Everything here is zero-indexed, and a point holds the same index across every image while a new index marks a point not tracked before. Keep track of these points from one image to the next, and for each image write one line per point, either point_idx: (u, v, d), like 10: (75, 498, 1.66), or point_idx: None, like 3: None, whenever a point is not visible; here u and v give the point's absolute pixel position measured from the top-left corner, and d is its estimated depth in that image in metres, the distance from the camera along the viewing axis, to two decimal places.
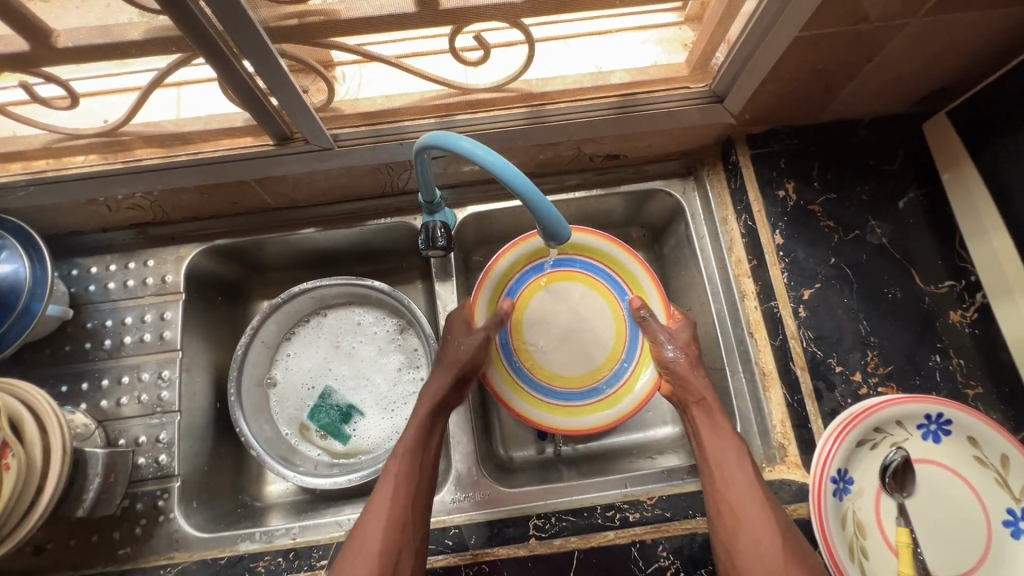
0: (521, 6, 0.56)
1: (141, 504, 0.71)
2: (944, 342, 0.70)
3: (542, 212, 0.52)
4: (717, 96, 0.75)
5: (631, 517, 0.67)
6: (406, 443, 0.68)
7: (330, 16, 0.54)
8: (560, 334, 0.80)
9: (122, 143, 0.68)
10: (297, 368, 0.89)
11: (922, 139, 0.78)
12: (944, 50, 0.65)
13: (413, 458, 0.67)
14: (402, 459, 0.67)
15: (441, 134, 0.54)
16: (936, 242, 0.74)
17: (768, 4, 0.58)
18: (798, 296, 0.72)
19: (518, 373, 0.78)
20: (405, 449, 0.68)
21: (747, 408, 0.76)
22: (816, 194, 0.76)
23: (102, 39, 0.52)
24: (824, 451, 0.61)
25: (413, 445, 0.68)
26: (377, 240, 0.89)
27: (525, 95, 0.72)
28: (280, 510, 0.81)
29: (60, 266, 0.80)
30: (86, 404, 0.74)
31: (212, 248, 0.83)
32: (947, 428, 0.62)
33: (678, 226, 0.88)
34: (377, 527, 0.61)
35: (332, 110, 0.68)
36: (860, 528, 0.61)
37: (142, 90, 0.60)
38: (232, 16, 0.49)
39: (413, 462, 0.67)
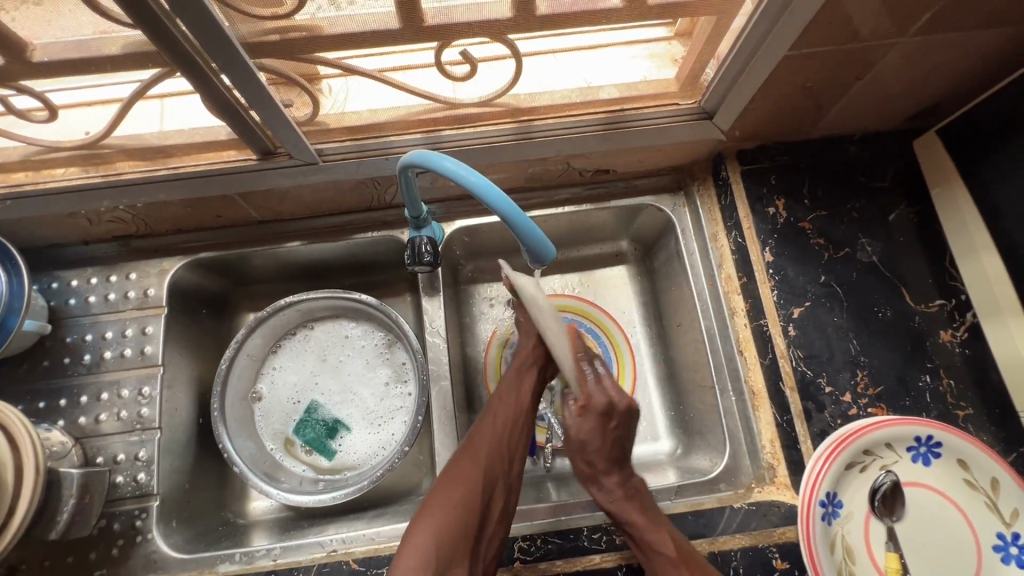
0: (508, 23, 0.55)
1: (119, 523, 0.70)
2: (934, 361, 0.69)
3: (524, 231, 0.53)
4: (706, 112, 0.74)
5: (617, 540, 0.66)
6: (507, 410, 0.69)
7: (312, 31, 0.53)
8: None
9: (102, 156, 0.67)
10: (283, 382, 0.87)
11: (913, 156, 0.77)
12: (934, 69, 0.64)
13: (511, 423, 0.69)
14: (494, 423, 0.68)
15: (425, 152, 0.54)
16: (926, 261, 0.73)
17: (756, 21, 0.58)
18: (788, 314, 0.72)
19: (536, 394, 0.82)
20: (507, 415, 0.69)
21: (736, 428, 0.74)
22: (806, 211, 0.76)
23: (78, 53, 0.51)
24: (814, 472, 0.60)
25: (503, 413, 0.69)
26: (364, 253, 0.88)
27: (513, 110, 0.71)
28: (263, 529, 0.80)
29: (39, 279, 0.79)
30: (63, 421, 0.73)
31: (195, 261, 0.82)
32: (937, 450, 0.62)
33: (668, 240, 0.87)
34: (467, 479, 0.63)
35: (316, 124, 0.68)
36: (849, 552, 0.61)
37: (123, 102, 0.59)
38: (209, 29, 0.48)
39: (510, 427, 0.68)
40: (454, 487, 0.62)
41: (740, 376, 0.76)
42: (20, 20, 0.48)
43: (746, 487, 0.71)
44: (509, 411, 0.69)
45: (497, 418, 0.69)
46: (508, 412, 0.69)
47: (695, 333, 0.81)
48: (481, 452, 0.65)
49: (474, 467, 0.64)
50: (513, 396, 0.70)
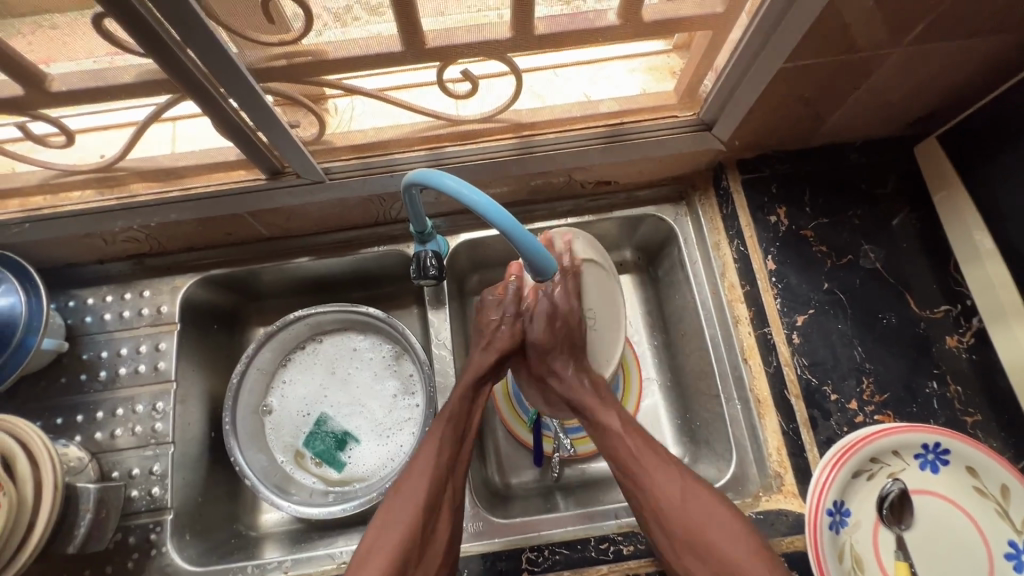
0: (507, 43, 0.57)
1: (134, 537, 0.71)
2: (941, 367, 0.69)
3: (524, 243, 0.53)
4: (705, 123, 0.75)
5: (624, 550, 0.66)
6: (427, 457, 0.65)
7: (317, 56, 0.55)
8: (597, 324, 0.71)
9: (117, 179, 0.69)
10: (293, 395, 0.89)
11: (913, 162, 0.77)
12: (931, 77, 0.65)
13: (434, 472, 0.64)
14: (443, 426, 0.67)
15: (427, 170, 0.55)
16: (931, 267, 0.73)
17: (752, 35, 0.58)
18: (791, 322, 0.72)
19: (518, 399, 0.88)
20: (428, 463, 0.64)
21: (742, 436, 0.74)
22: (807, 219, 0.76)
23: (95, 82, 0.54)
24: (821, 480, 0.60)
25: (455, 420, 0.68)
26: (371, 267, 0.89)
27: (515, 126, 0.73)
28: (274, 541, 0.81)
29: (57, 297, 0.81)
30: (80, 437, 0.75)
31: (207, 278, 0.83)
32: (945, 457, 0.61)
33: (670, 250, 0.87)
34: (419, 485, 0.63)
35: (322, 143, 0.69)
36: (858, 562, 0.60)
37: (138, 125, 0.61)
38: (216, 53, 0.50)
39: (436, 473, 0.64)
40: (375, 554, 0.58)
41: (745, 384, 0.75)
42: (40, 51, 0.50)
43: (753, 496, 0.71)
44: (446, 415, 0.68)
45: (417, 470, 0.64)
46: (428, 455, 0.65)
47: (700, 342, 0.81)
48: (400, 508, 0.61)
49: (423, 475, 0.63)
50: (435, 444, 0.66)
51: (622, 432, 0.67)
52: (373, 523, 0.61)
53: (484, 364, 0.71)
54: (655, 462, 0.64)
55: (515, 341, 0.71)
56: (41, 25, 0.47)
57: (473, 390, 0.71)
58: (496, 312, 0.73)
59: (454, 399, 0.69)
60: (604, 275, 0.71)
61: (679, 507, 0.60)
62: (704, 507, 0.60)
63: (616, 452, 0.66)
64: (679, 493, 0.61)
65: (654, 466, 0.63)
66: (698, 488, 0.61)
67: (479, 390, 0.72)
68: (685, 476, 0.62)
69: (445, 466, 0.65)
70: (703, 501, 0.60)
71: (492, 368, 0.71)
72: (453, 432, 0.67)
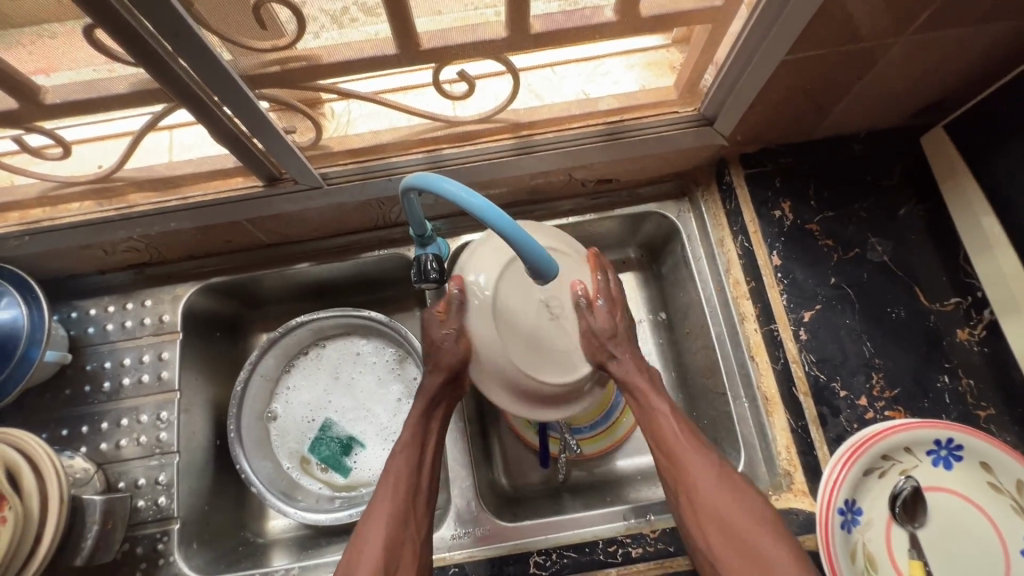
0: (503, 43, 0.56)
1: (142, 547, 0.71)
2: (951, 361, 0.68)
3: (520, 245, 0.52)
4: (707, 118, 0.74)
5: (633, 553, 0.66)
6: (383, 495, 0.64)
7: (312, 60, 0.54)
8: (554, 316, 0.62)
9: (115, 189, 0.69)
10: (297, 401, 0.88)
11: (920, 152, 0.76)
12: (936, 65, 0.63)
13: (392, 508, 0.63)
14: (401, 461, 0.65)
15: (424, 174, 0.54)
16: (940, 259, 0.72)
17: (752, 29, 0.57)
18: (798, 318, 0.71)
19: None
20: (385, 501, 0.63)
21: (750, 434, 0.73)
22: (813, 213, 0.75)
23: (89, 93, 0.53)
24: (832, 477, 0.59)
25: (410, 451, 0.67)
26: (373, 271, 0.89)
27: (514, 126, 0.72)
28: (282, 548, 0.81)
29: (59, 308, 0.81)
30: (86, 448, 0.75)
31: (207, 286, 0.83)
32: (958, 453, 0.60)
33: (674, 247, 0.86)
34: (380, 524, 0.61)
35: (320, 148, 0.69)
36: (871, 561, 0.59)
37: (134, 135, 0.60)
38: (209, 62, 0.49)
39: (392, 512, 0.62)
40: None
41: (752, 381, 0.74)
42: (39, 61, 0.49)
43: (763, 495, 0.70)
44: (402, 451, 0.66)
45: (376, 506, 0.63)
46: (386, 493, 0.64)
47: (706, 339, 0.80)
48: (359, 548, 0.60)
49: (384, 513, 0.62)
50: (390, 479, 0.65)
51: (670, 414, 0.65)
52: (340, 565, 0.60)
53: (434, 384, 0.67)
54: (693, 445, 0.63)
55: (462, 358, 0.65)
56: (40, 35, 0.47)
57: (427, 413, 0.69)
58: (444, 328, 0.65)
59: (405, 432, 0.68)
60: (570, 257, 0.66)
61: (714, 494, 0.59)
62: (737, 495, 0.59)
63: (661, 433, 0.64)
64: (712, 482, 0.60)
65: (688, 450, 0.62)
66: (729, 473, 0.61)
67: (431, 419, 0.69)
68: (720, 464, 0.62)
69: (404, 501, 0.63)
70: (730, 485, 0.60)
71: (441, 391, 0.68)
72: (410, 461, 0.66)
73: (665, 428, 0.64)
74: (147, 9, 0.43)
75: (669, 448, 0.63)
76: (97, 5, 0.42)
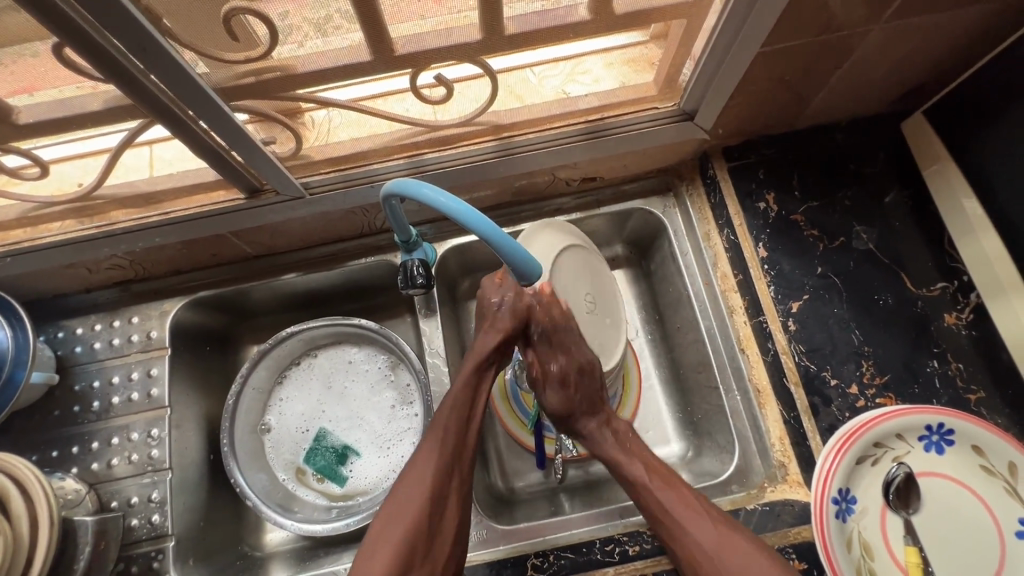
0: (477, 46, 0.56)
1: (137, 566, 0.70)
2: (941, 346, 0.68)
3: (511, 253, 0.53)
4: (687, 113, 0.74)
5: (630, 551, 0.65)
6: (431, 446, 0.63)
7: (286, 71, 0.54)
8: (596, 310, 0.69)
9: (95, 208, 0.68)
10: (290, 413, 0.88)
11: (901, 139, 0.76)
12: (913, 51, 0.64)
13: (437, 462, 0.62)
14: (452, 412, 0.65)
15: (403, 180, 0.54)
16: (925, 244, 0.72)
17: (725, 25, 0.57)
18: (787, 309, 0.71)
19: (517, 405, 0.86)
20: (433, 451, 0.63)
21: (744, 427, 0.73)
22: (797, 203, 0.75)
23: (62, 112, 0.53)
24: (825, 467, 0.59)
25: (463, 398, 0.66)
26: (361, 279, 0.88)
27: (494, 128, 0.72)
28: (280, 560, 0.80)
29: (45, 329, 0.80)
30: (77, 469, 0.74)
31: (194, 301, 0.83)
32: (949, 437, 0.60)
33: (661, 242, 0.86)
34: (423, 474, 0.62)
35: (300, 158, 0.68)
36: (867, 549, 0.59)
37: (111, 153, 0.60)
38: (180, 77, 0.49)
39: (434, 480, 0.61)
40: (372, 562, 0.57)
41: (743, 374, 0.74)
42: (21, 79, 0.49)
43: (759, 487, 0.70)
44: (454, 399, 0.66)
45: (415, 474, 0.62)
46: (427, 456, 0.62)
47: (697, 334, 0.80)
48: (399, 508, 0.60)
49: (429, 463, 0.62)
50: (434, 442, 0.63)
51: (645, 474, 0.63)
52: (377, 517, 0.60)
53: (485, 347, 0.66)
54: (664, 487, 0.62)
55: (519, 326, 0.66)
56: (16, 56, 0.47)
57: (479, 368, 0.67)
58: (498, 293, 0.67)
59: (455, 395, 0.66)
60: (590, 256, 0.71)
61: (696, 539, 0.58)
62: (713, 531, 0.58)
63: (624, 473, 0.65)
64: (688, 519, 0.59)
65: (685, 517, 0.59)
66: (698, 509, 0.60)
67: (478, 388, 0.68)
68: (692, 501, 0.60)
69: (450, 457, 0.63)
70: (703, 520, 0.59)
71: (491, 354, 0.67)
72: (456, 425, 0.64)
73: (644, 483, 0.63)
74: (112, 24, 0.43)
75: (636, 487, 0.63)
76: (60, 20, 0.42)
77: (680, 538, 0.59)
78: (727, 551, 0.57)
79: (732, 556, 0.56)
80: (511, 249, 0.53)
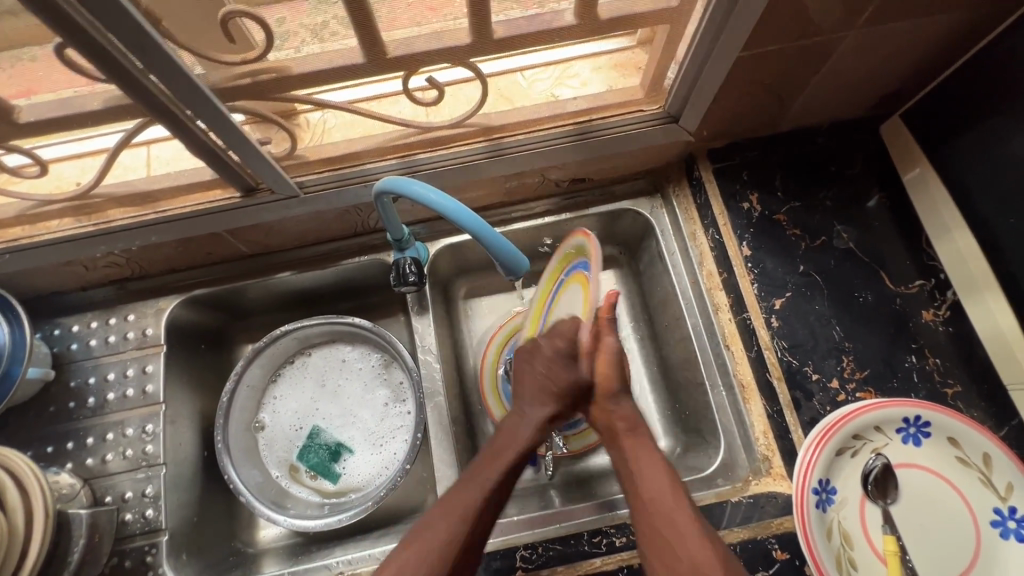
0: (467, 49, 0.58)
1: (130, 560, 0.71)
2: (919, 342, 0.70)
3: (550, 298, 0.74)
4: (672, 116, 0.76)
5: (617, 542, 0.67)
6: (475, 480, 0.61)
7: (282, 72, 0.56)
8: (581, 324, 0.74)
9: (93, 206, 0.70)
10: (284, 410, 0.89)
11: (880, 142, 0.79)
12: (888, 57, 0.66)
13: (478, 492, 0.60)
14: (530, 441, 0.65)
15: (395, 178, 0.56)
16: (903, 243, 0.74)
17: (706, 30, 0.59)
18: (770, 306, 0.73)
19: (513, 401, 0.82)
20: (473, 484, 0.60)
21: (729, 422, 0.75)
22: (780, 204, 0.77)
23: (62, 110, 0.54)
24: (806, 458, 0.61)
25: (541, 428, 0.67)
26: (355, 278, 0.90)
27: (485, 129, 0.73)
28: (273, 556, 0.81)
29: (41, 326, 0.81)
30: (71, 464, 0.75)
31: (190, 298, 0.84)
32: (926, 430, 0.62)
33: (649, 242, 0.88)
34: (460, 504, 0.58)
35: (295, 158, 0.70)
36: (847, 538, 0.61)
37: (109, 151, 0.61)
38: (178, 79, 0.51)
39: (476, 499, 0.59)
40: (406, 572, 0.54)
41: (729, 370, 0.76)
42: (22, 82, 0.51)
43: (744, 481, 0.71)
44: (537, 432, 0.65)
45: (463, 485, 0.60)
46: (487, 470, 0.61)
47: (683, 332, 0.81)
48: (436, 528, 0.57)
49: (471, 494, 0.59)
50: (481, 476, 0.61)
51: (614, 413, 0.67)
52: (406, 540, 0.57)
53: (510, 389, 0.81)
54: (641, 453, 0.63)
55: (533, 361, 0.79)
56: (20, 58, 0.49)
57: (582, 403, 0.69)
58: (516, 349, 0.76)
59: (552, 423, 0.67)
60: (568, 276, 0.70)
61: (654, 489, 0.59)
62: (672, 494, 0.58)
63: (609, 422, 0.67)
64: (648, 476, 0.60)
65: (642, 461, 0.62)
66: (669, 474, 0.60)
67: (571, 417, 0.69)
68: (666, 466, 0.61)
69: (492, 491, 0.60)
70: (663, 479, 0.60)
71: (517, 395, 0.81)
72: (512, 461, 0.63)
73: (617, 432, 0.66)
74: (114, 27, 0.45)
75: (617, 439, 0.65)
76: (62, 22, 0.43)
77: (640, 489, 0.60)
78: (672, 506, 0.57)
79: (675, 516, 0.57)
80: (499, 242, 0.56)
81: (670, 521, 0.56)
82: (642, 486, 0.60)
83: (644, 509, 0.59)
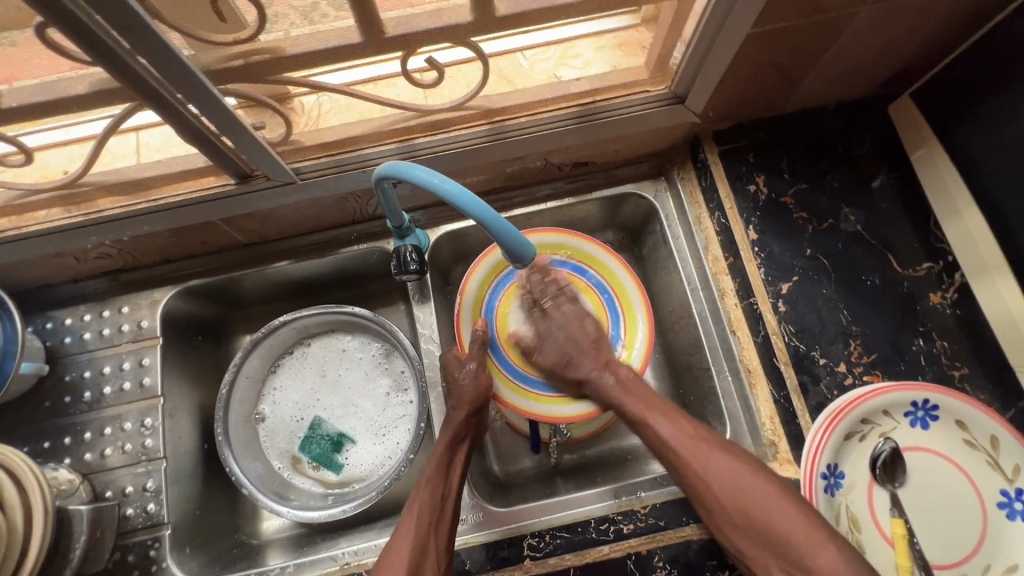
0: (469, 27, 0.55)
1: (133, 555, 0.70)
2: (926, 325, 0.69)
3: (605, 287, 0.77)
4: (678, 96, 0.74)
5: (625, 529, 0.67)
6: (405, 527, 0.63)
7: (275, 53, 0.53)
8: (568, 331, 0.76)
9: (82, 195, 0.67)
10: (284, 401, 0.88)
11: (889, 123, 0.77)
12: (903, 32, 0.64)
13: (414, 535, 0.62)
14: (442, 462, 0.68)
15: (397, 163, 0.54)
16: (910, 225, 0.73)
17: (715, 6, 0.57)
18: (776, 290, 0.72)
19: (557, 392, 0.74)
20: (408, 525, 0.63)
21: (735, 408, 0.74)
22: (787, 186, 0.76)
23: (47, 95, 0.52)
24: (814, 444, 0.61)
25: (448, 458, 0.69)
26: (354, 267, 0.88)
27: (486, 111, 0.71)
28: (278, 547, 0.80)
29: (33, 319, 0.80)
30: (69, 459, 0.74)
31: (186, 289, 0.82)
32: (934, 413, 0.62)
33: (653, 227, 0.87)
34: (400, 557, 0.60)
35: (289, 143, 0.68)
36: (855, 522, 0.61)
37: (98, 138, 0.59)
38: (166, 60, 0.49)
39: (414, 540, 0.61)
40: None
41: (735, 356, 0.75)
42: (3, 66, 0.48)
43: None
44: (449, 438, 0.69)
45: (401, 534, 0.62)
46: None
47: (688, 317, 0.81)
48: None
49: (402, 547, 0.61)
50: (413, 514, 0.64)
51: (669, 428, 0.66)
52: None
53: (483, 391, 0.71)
54: (698, 446, 0.64)
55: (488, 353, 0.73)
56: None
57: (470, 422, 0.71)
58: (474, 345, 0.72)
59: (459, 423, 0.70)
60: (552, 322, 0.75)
61: (725, 479, 0.61)
62: (749, 485, 0.60)
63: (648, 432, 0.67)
64: (721, 472, 0.62)
65: (696, 450, 0.63)
66: (745, 465, 0.62)
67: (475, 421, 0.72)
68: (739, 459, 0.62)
69: (427, 526, 0.63)
70: (739, 471, 0.61)
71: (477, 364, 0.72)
72: (432, 498, 0.65)
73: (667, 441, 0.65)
74: (99, 3, 0.43)
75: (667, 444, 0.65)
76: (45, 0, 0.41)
77: (706, 485, 0.62)
78: (753, 495, 0.59)
79: (766, 510, 0.58)
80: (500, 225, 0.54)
81: (754, 499, 0.59)
82: (718, 487, 0.61)
83: (720, 510, 0.61)
